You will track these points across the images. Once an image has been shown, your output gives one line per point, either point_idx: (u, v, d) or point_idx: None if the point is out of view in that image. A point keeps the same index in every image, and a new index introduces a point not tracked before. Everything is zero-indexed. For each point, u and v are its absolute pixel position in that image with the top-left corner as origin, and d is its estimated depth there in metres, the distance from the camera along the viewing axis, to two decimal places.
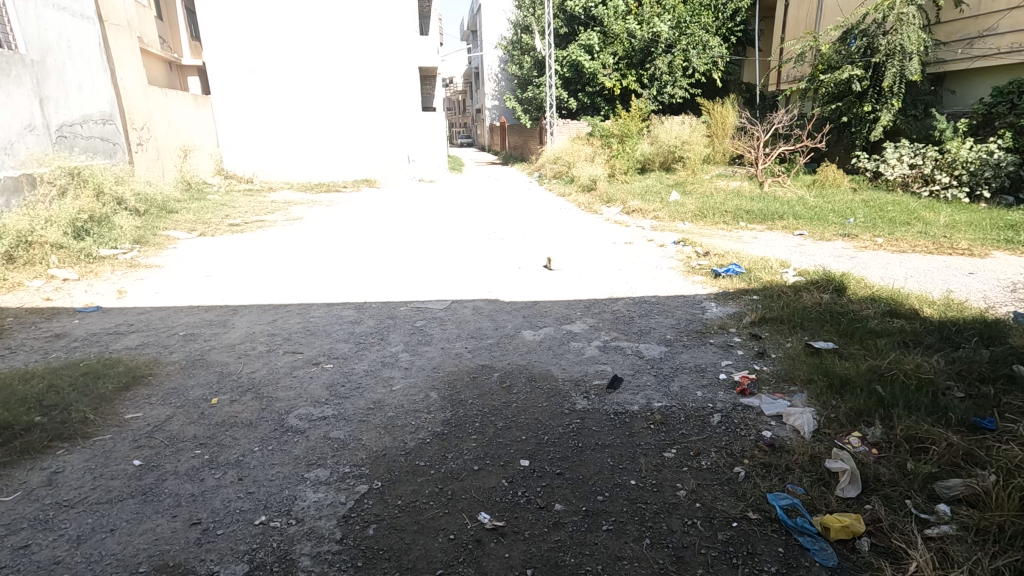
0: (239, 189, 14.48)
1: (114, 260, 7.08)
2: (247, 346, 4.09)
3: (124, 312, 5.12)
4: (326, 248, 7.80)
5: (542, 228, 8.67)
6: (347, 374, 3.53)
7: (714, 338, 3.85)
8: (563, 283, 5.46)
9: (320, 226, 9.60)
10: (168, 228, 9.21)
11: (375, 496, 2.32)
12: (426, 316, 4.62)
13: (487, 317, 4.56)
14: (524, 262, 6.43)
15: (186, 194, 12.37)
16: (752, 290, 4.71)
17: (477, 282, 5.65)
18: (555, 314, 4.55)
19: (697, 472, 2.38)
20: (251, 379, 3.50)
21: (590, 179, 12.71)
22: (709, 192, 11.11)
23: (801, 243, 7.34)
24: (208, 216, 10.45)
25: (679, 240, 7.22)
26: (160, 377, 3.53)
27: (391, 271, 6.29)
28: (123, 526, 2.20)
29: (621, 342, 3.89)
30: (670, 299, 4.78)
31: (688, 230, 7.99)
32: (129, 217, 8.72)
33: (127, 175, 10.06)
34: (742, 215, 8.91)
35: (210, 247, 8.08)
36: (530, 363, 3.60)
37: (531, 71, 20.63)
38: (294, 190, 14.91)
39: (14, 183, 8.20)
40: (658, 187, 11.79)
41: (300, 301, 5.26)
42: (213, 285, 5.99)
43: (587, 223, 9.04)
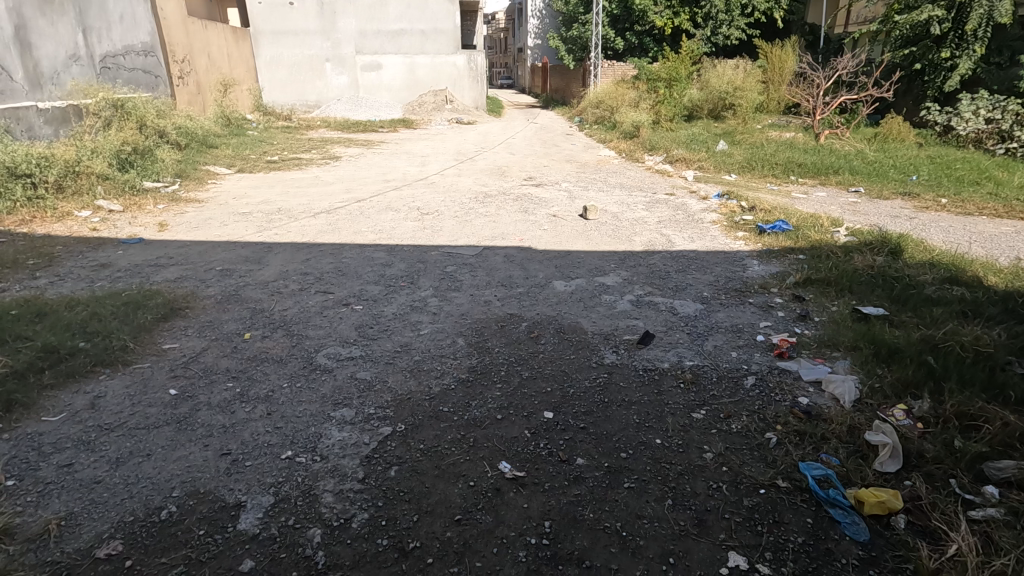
0: (278, 126, 14.48)
1: (156, 192, 7.23)
2: (280, 283, 4.14)
3: (165, 245, 5.24)
4: (361, 188, 7.79)
5: (579, 175, 8.41)
6: (376, 316, 3.54)
7: (753, 298, 3.68)
8: (598, 234, 5.28)
9: (356, 166, 9.55)
10: (208, 163, 9.32)
11: (397, 438, 2.34)
12: (457, 262, 4.57)
13: (518, 266, 4.47)
14: (558, 210, 6.26)
15: (226, 129, 12.43)
16: (799, 249, 4.46)
17: (510, 230, 5.53)
18: (588, 266, 4.42)
19: (726, 435, 2.30)
20: (283, 317, 3.55)
21: (633, 125, 12.20)
22: (758, 142, 10.52)
23: (856, 201, 6.91)
24: (247, 152, 10.51)
25: (723, 192, 6.88)
26: (196, 310, 3.62)
27: (424, 214, 6.23)
28: (159, 452, 2.28)
29: (655, 297, 3.76)
30: (709, 255, 4.58)
31: (734, 183, 7.61)
32: (169, 149, 8.84)
33: (168, 108, 10.14)
34: (793, 168, 8.41)
35: (249, 184, 8.16)
36: (559, 314, 3.53)
37: (577, 8, 19.54)
38: (331, 128, 14.82)
39: (60, 114, 8.46)
40: (704, 136, 11.23)
41: (333, 241, 5.28)
42: (250, 221, 6.07)
43: (626, 171, 8.70)
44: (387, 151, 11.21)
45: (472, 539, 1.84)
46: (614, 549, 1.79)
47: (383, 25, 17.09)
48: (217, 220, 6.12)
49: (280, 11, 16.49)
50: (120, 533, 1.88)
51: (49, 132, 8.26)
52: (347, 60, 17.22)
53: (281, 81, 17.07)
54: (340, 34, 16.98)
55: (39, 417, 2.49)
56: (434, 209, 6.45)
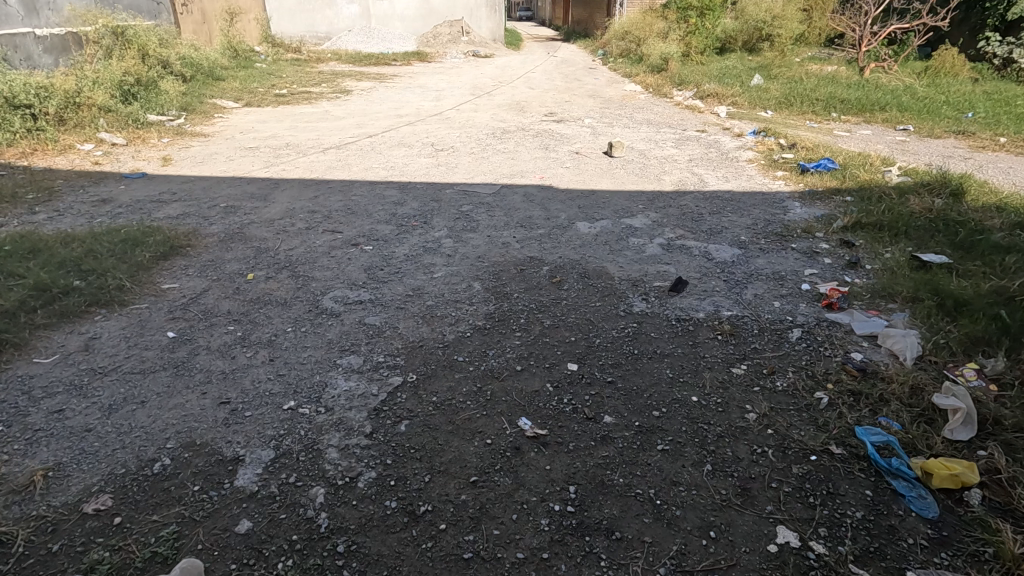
0: (287, 58, 13.85)
1: (161, 126, 6.92)
2: (286, 221, 3.91)
3: (168, 180, 5.00)
4: (373, 123, 7.43)
5: (603, 111, 7.89)
6: (386, 257, 3.31)
7: (797, 243, 3.36)
8: (624, 172, 4.92)
9: (368, 100, 9.10)
10: (215, 96, 8.92)
11: (408, 390, 2.15)
12: (473, 200, 4.27)
13: (538, 205, 4.16)
14: (581, 147, 5.86)
15: (233, 61, 11.90)
16: (846, 191, 4.08)
17: (530, 167, 5.18)
18: (614, 207, 4.10)
19: (771, 394, 2.08)
20: (288, 257, 3.33)
21: (661, 58, 11.39)
22: (797, 76, 9.76)
23: (905, 140, 6.37)
24: (255, 85, 10.05)
25: (760, 129, 6.37)
26: (198, 248, 3.41)
27: (438, 151, 5.88)
28: (154, 399, 2.13)
29: (687, 241, 3.46)
30: (746, 196, 4.22)
31: (771, 119, 7.07)
32: (174, 81, 8.43)
33: (171, 37, 9.64)
34: (835, 105, 7.78)
35: (257, 118, 7.80)
36: (584, 258, 3.26)
37: None
38: (343, 61, 14.15)
39: (60, 42, 8.12)
40: (739, 69, 10.45)
41: (342, 178, 5.00)
42: (256, 157, 5.79)
43: (654, 107, 8.14)
44: (401, 85, 10.65)
45: (490, 503, 1.67)
46: (648, 519, 1.61)
47: None
48: (223, 156, 5.84)
49: None
50: (110, 486, 1.74)
51: (50, 61, 7.98)
52: None
53: (290, 11, 16.06)
54: None
55: (30, 359, 2.35)
56: (449, 145, 6.09)
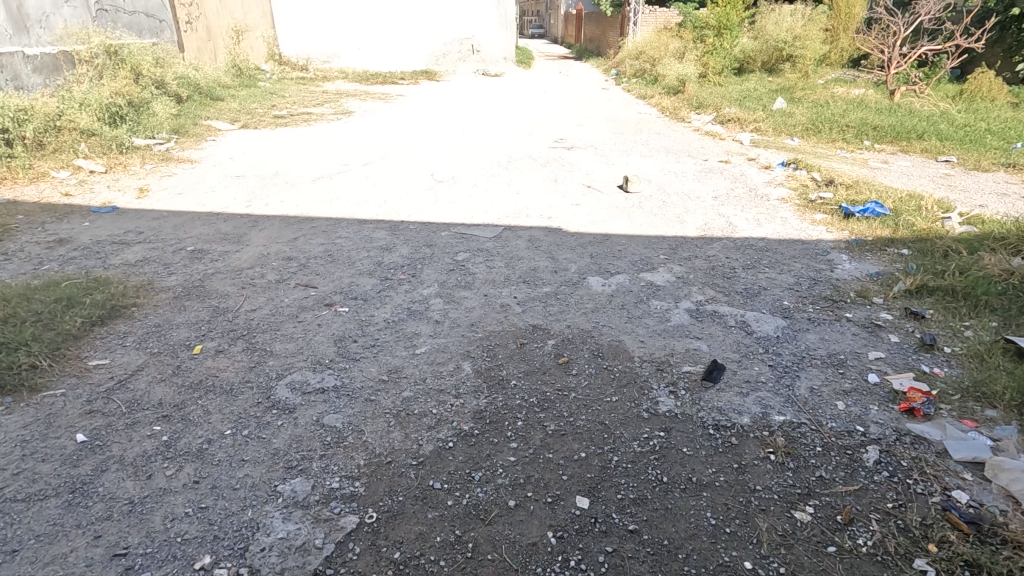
0: (293, 77, 13.61)
1: (148, 152, 6.54)
2: (255, 272, 3.42)
3: (139, 216, 4.56)
4: (371, 148, 7.00)
5: (618, 137, 7.42)
6: (363, 324, 2.79)
7: (853, 313, 2.81)
8: (643, 213, 4.40)
9: (369, 122, 8.71)
10: (211, 117, 8.57)
11: (364, 540, 1.62)
12: (471, 246, 3.78)
13: (545, 254, 3.65)
14: (593, 180, 5.38)
15: (236, 80, 11.65)
16: (900, 242, 3.53)
17: (537, 205, 4.68)
18: (631, 257, 3.59)
19: (853, 563, 1.52)
20: (248, 322, 2.82)
21: (678, 79, 10.93)
22: (823, 99, 9.25)
23: (949, 172, 5.82)
24: (255, 105, 9.71)
25: (789, 160, 5.87)
26: (145, 308, 2.92)
27: (438, 183, 5.41)
28: (29, 547, 1.61)
29: (720, 307, 2.92)
30: (783, 245, 3.68)
31: (798, 148, 6.56)
32: (168, 101, 8.12)
33: (170, 55, 9.38)
34: (867, 132, 7.26)
35: (250, 142, 7.41)
36: (597, 329, 2.74)
37: None
38: (349, 80, 13.90)
39: (50, 61, 7.80)
40: (760, 92, 9.97)
41: (328, 215, 4.52)
42: (241, 187, 5.34)
43: (672, 132, 7.66)
44: (405, 106, 10.27)
45: None
46: None
47: None
48: (206, 186, 5.40)
49: None
50: None
51: (39, 82, 7.65)
52: None
53: None
54: None
55: None
56: (450, 176, 5.62)
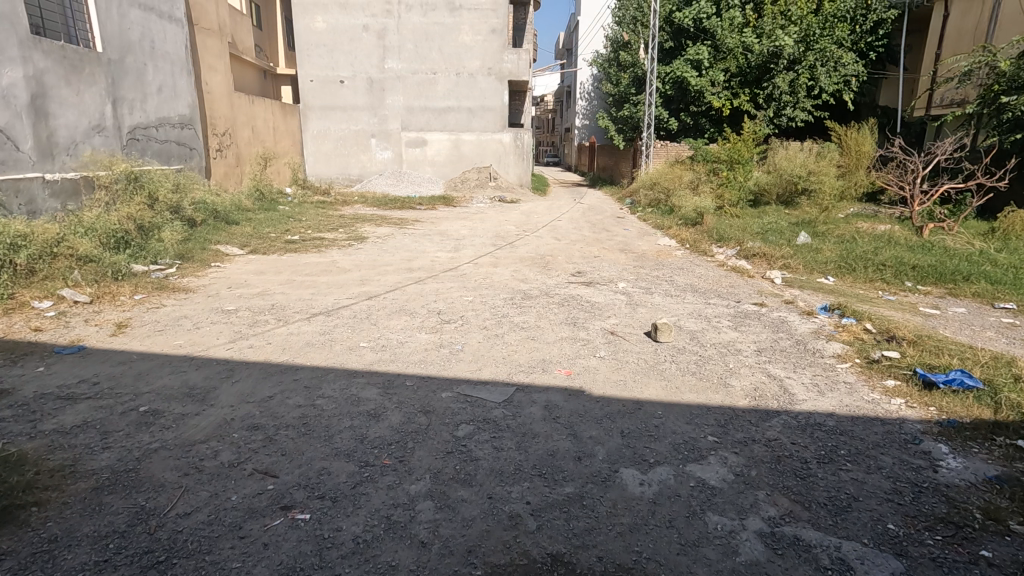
0: (314, 201, 13.94)
1: (145, 280, 6.21)
2: (208, 449, 2.78)
3: (105, 358, 4.05)
4: (378, 279, 6.63)
5: (637, 271, 7.04)
6: (324, 546, 2.09)
7: (991, 551, 2.04)
8: (679, 373, 3.77)
9: (381, 249, 8.51)
10: (221, 242, 8.44)
11: None
12: (475, 416, 3.14)
13: (566, 430, 2.99)
14: (617, 325, 4.86)
15: (256, 203, 11.87)
16: (1012, 429, 2.83)
17: (555, 357, 4.08)
18: (672, 439, 2.91)
19: None
20: (172, 538, 2.13)
21: (696, 211, 10.84)
22: (848, 234, 8.96)
23: (1015, 322, 5.21)
24: (268, 229, 9.66)
25: (833, 305, 5.39)
26: (47, 511, 2.26)
27: (445, 324, 4.91)
28: None
29: (802, 530, 2.18)
30: (860, 426, 2.99)
31: (838, 290, 6.07)
32: (178, 226, 8.04)
33: (191, 181, 9.54)
34: (907, 271, 6.80)
35: (255, 269, 7.12)
36: (640, 567, 2.00)
37: (629, 88, 19.47)
38: (368, 204, 14.16)
39: (71, 186, 7.92)
40: (780, 225, 9.75)
41: (316, 364, 3.96)
42: (228, 324, 4.87)
43: (696, 267, 7.27)
44: (419, 232, 10.19)
45: None
46: None
47: (432, 103, 17.34)
48: (192, 321, 4.95)
49: (330, 87, 17.04)
50: None
51: (54, 205, 7.63)
52: (391, 135, 17.47)
53: (326, 155, 17.44)
54: (388, 111, 17.31)
55: None
56: (459, 316, 5.14)
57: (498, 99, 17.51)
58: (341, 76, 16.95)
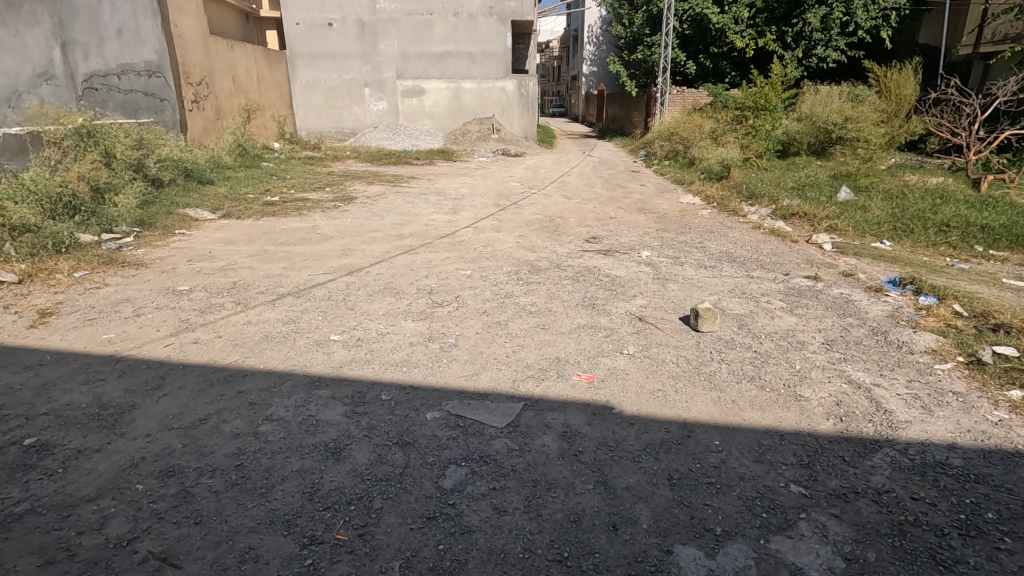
0: (302, 156, 12.90)
1: (93, 253, 5.35)
2: (95, 512, 2.00)
3: (11, 359, 3.25)
4: (362, 250, 5.74)
5: (661, 235, 6.13)
6: None
7: None
8: (732, 379, 2.93)
9: (370, 212, 7.59)
10: (191, 204, 7.53)
11: None
12: (470, 452, 2.33)
13: (594, 477, 2.17)
14: (645, 307, 4.00)
15: (238, 160, 10.87)
16: None
17: (570, 356, 3.25)
18: (741, 491, 2.09)
19: None
20: None
21: (722, 164, 9.75)
22: (897, 189, 7.94)
23: None
24: (246, 189, 8.72)
25: (901, 278, 4.50)
26: None
27: (436, 308, 4.06)
28: None
29: None
30: (999, 470, 2.16)
31: (900, 259, 5.17)
32: (141, 188, 7.14)
33: (158, 136, 8.53)
34: (975, 233, 5.86)
35: (223, 237, 6.24)
36: None
37: (643, 29, 17.90)
38: (361, 159, 13.10)
39: (15, 143, 7.00)
40: (818, 178, 8.70)
41: (271, 367, 3.15)
42: (176, 311, 4.03)
43: (728, 230, 6.33)
44: (414, 191, 9.22)
45: None
46: None
47: (428, 48, 15.97)
48: (133, 307, 4.11)
49: (318, 31, 15.65)
50: None
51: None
52: (386, 84, 16.18)
53: (316, 107, 16.17)
54: (381, 57, 15.95)
55: None
56: (454, 296, 4.29)
57: (500, 44, 16.13)
58: (329, 19, 15.52)
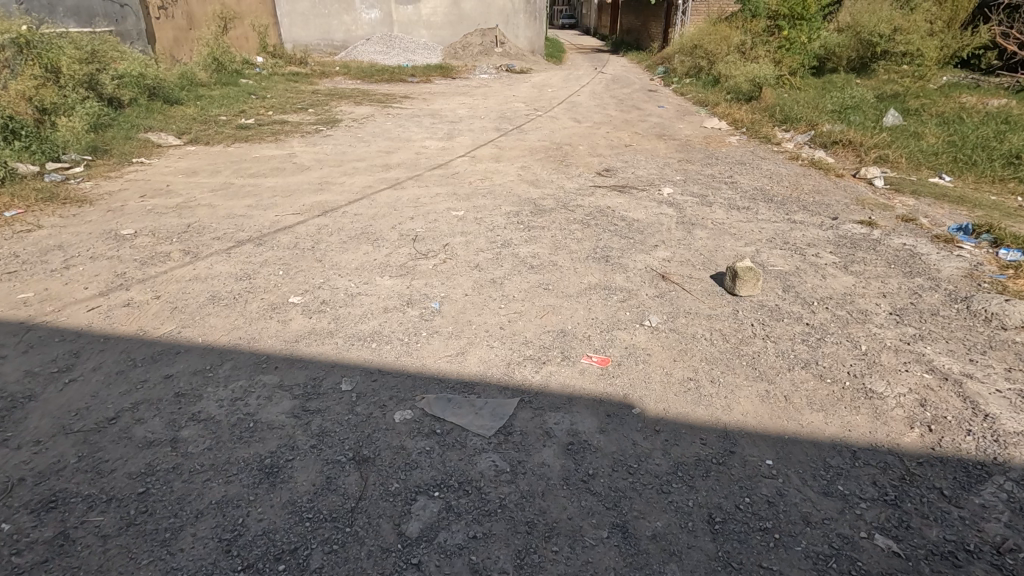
0: (286, 72, 11.76)
1: (33, 186, 4.66)
2: None
3: None
4: (342, 183, 5.02)
5: (683, 167, 5.35)
6: None
7: None
8: (784, 366, 2.32)
9: (355, 137, 6.77)
10: (154, 127, 6.70)
11: None
12: (447, 476, 1.78)
13: (610, 520, 1.63)
14: (669, 260, 3.34)
15: (213, 76, 9.84)
16: None
17: (577, 328, 2.65)
18: (813, 546, 1.54)
19: None
20: None
21: (751, 82, 8.66)
22: (952, 112, 6.98)
23: None
24: (219, 110, 7.84)
25: (973, 223, 3.79)
26: None
27: (419, 259, 3.41)
28: None
29: None
30: None
31: (966, 198, 4.43)
32: (95, 108, 6.31)
33: (114, 46, 7.52)
34: None
35: (186, 166, 5.51)
36: None
37: None
38: (350, 76, 11.95)
39: None
40: (862, 99, 7.68)
41: (212, 341, 2.55)
42: (112, 262, 3.40)
43: (760, 161, 5.53)
44: (406, 113, 8.29)
45: None
46: None
47: None
48: (64, 256, 3.48)
49: None
50: None
51: None
52: None
53: (303, 15, 14.53)
54: None
55: None
56: (441, 244, 3.63)
57: None
58: None
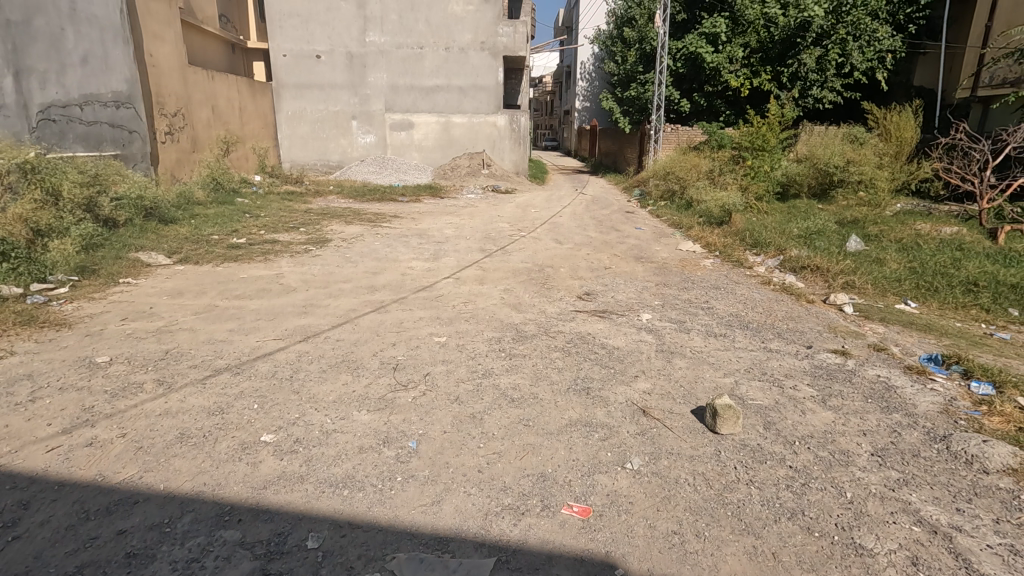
0: (281, 191, 12.32)
1: (13, 309, 4.63)
2: None
3: None
4: (325, 306, 5.06)
5: (660, 291, 5.53)
6: None
7: None
8: (772, 518, 2.24)
9: (343, 257, 6.95)
10: (145, 247, 6.83)
11: None
12: None
13: None
14: (650, 393, 3.35)
15: (211, 195, 10.27)
16: None
17: (559, 471, 2.57)
18: None
19: None
20: None
21: (721, 207, 9.26)
22: (909, 238, 7.44)
23: None
24: (211, 229, 8.06)
25: (941, 353, 3.90)
26: None
27: (398, 391, 3.37)
28: None
29: None
30: None
31: (932, 326, 4.60)
32: (88, 229, 6.47)
33: (117, 170, 7.88)
34: (1006, 293, 5.32)
35: (172, 287, 5.56)
36: None
37: (636, 66, 17.77)
38: (343, 195, 12.54)
39: None
40: (825, 224, 8.20)
41: (172, 489, 2.42)
42: (79, 394, 3.29)
43: (734, 286, 5.75)
44: (394, 232, 8.60)
45: None
46: None
47: (418, 81, 15.66)
48: (31, 388, 3.38)
49: (304, 63, 15.26)
50: None
51: None
52: (375, 117, 15.76)
53: (302, 138, 15.70)
54: (370, 89, 15.57)
55: None
56: (422, 374, 3.62)
57: (493, 77, 15.87)
58: (317, 50, 15.20)
